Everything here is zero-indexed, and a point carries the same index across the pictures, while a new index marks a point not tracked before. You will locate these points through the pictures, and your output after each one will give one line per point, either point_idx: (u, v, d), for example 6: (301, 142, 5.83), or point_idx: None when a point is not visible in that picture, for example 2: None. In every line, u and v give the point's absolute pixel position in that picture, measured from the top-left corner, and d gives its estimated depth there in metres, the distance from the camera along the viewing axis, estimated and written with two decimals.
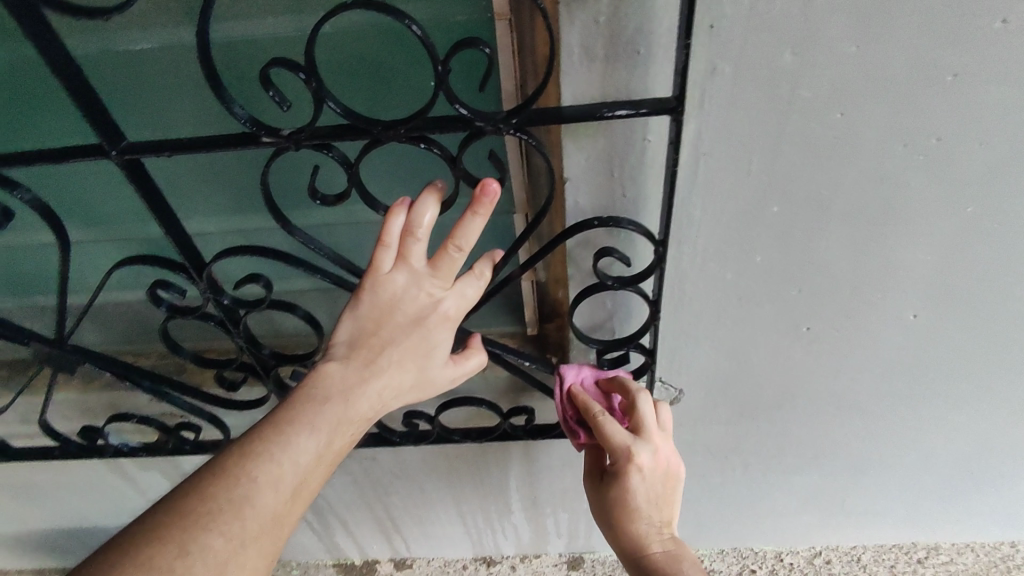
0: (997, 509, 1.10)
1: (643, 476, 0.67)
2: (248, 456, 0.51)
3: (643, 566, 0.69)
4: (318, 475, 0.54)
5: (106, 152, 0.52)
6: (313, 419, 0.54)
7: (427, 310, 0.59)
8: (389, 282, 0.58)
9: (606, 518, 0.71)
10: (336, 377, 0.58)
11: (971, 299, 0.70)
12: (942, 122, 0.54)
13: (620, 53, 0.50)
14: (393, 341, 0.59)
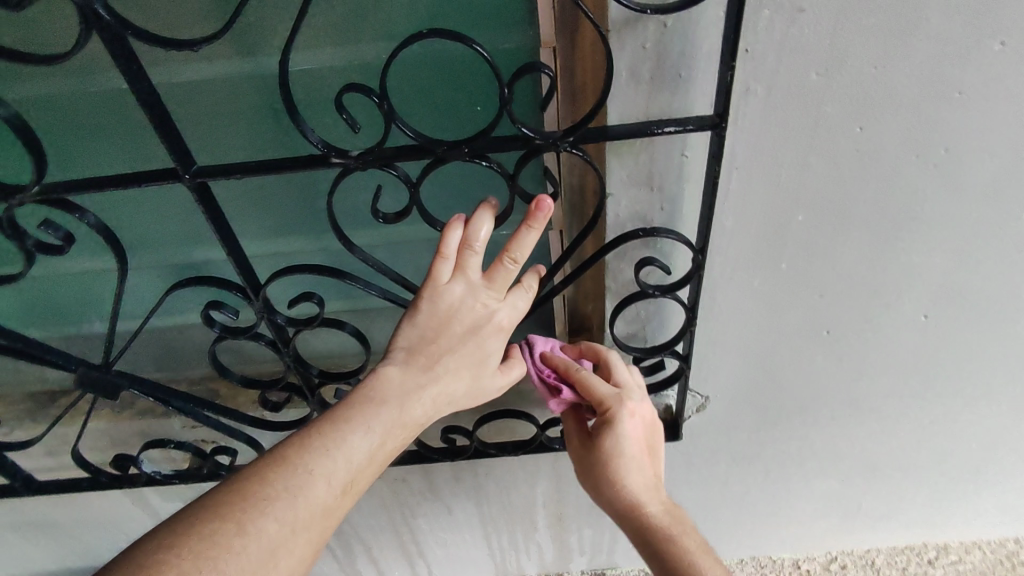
0: (1004, 508, 1.14)
1: (630, 428, 0.70)
2: (308, 448, 0.53)
3: (639, 521, 0.70)
4: (369, 474, 0.56)
5: (179, 176, 0.54)
6: (369, 420, 0.56)
7: (482, 320, 0.62)
8: (448, 293, 0.60)
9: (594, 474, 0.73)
10: (393, 381, 0.59)
11: (979, 299, 0.75)
12: (951, 134, 0.59)
13: (664, 75, 0.54)
14: (449, 350, 0.62)
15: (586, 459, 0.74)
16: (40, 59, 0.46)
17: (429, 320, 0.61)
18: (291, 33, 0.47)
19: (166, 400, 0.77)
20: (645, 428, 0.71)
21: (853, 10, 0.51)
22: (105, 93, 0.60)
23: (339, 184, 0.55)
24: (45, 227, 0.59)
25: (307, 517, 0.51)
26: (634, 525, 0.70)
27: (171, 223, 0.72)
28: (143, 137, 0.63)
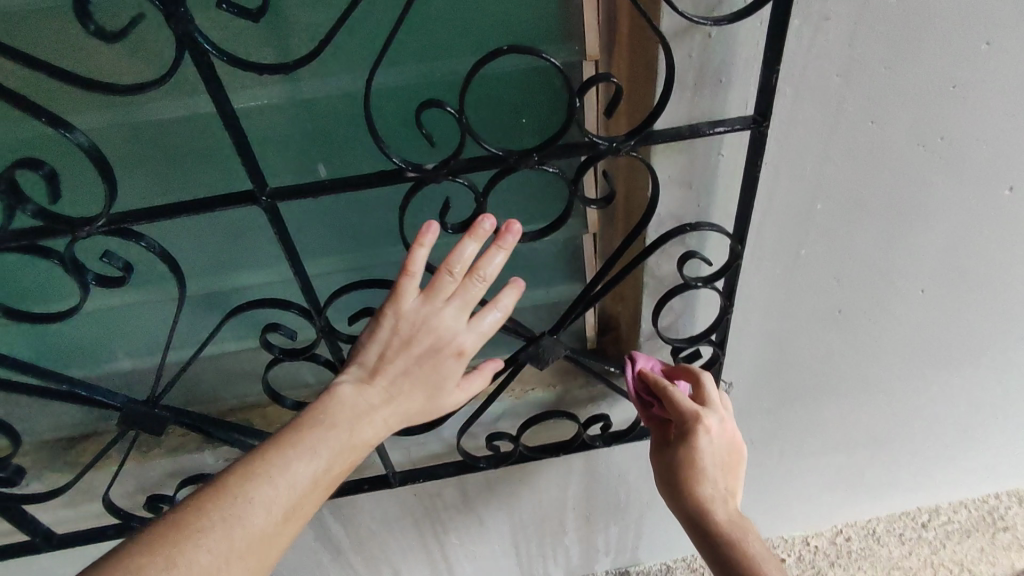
0: (986, 469, 1.24)
1: (711, 440, 0.72)
2: (248, 474, 0.50)
3: (706, 533, 0.70)
4: (316, 498, 0.53)
5: (257, 197, 0.56)
6: (315, 443, 0.53)
7: (443, 342, 0.59)
8: (409, 312, 0.58)
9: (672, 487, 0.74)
10: (347, 402, 0.57)
11: (969, 273, 0.83)
12: (950, 124, 0.67)
13: (707, 81, 0.59)
14: (406, 372, 0.59)
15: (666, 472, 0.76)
16: (127, 88, 0.47)
17: (391, 337, 0.59)
18: (379, 54, 0.49)
19: (208, 431, 0.77)
20: (726, 445, 0.74)
21: (871, 17, 0.57)
22: (152, 123, 0.60)
23: (412, 198, 0.57)
24: (105, 259, 0.58)
25: (244, 546, 0.48)
26: (706, 541, 0.70)
27: (211, 253, 0.71)
28: (190, 164, 0.64)
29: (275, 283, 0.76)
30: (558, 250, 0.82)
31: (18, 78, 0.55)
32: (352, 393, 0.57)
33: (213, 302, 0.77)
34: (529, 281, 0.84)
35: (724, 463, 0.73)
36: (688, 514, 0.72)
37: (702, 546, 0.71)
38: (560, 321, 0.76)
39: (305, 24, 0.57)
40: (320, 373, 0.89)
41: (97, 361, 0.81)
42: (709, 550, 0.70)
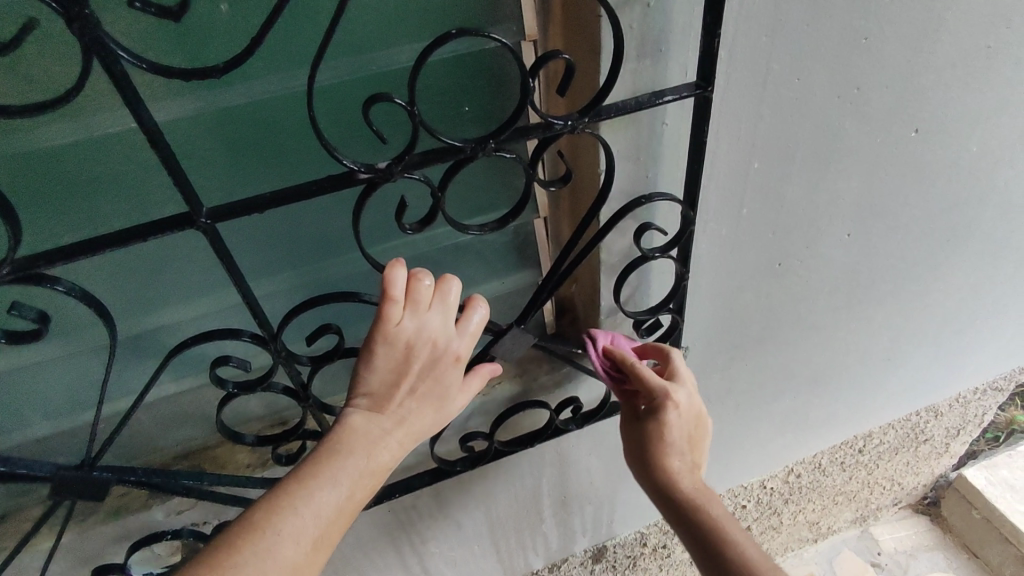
0: (907, 389, 1.36)
1: (677, 414, 0.74)
2: (273, 511, 0.51)
3: (672, 504, 0.73)
4: (340, 525, 0.54)
5: (195, 221, 0.50)
6: (335, 473, 0.55)
7: (438, 352, 0.62)
8: (400, 332, 0.60)
9: (643, 461, 0.76)
10: (359, 430, 0.58)
11: (884, 212, 0.90)
12: (863, 74, 0.71)
13: (649, 52, 0.59)
14: (408, 391, 0.62)
15: (636, 446, 0.78)
16: (24, 108, 0.40)
17: (388, 365, 0.60)
18: (319, 50, 0.44)
19: (158, 485, 0.69)
20: (691, 417, 0.76)
21: None
22: (45, 151, 0.52)
23: (366, 201, 0.54)
24: (13, 311, 0.50)
25: None
26: (674, 511, 0.73)
27: (136, 290, 0.64)
28: (101, 195, 0.56)
29: (214, 313, 0.69)
30: (510, 240, 0.80)
31: None
32: (363, 420, 0.59)
33: (144, 344, 0.69)
34: (483, 275, 0.82)
35: (689, 435, 0.76)
36: (657, 485, 0.75)
37: (673, 518, 0.73)
38: (525, 312, 0.73)
39: (219, 26, 0.50)
40: (271, 403, 0.83)
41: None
42: (679, 521, 0.72)
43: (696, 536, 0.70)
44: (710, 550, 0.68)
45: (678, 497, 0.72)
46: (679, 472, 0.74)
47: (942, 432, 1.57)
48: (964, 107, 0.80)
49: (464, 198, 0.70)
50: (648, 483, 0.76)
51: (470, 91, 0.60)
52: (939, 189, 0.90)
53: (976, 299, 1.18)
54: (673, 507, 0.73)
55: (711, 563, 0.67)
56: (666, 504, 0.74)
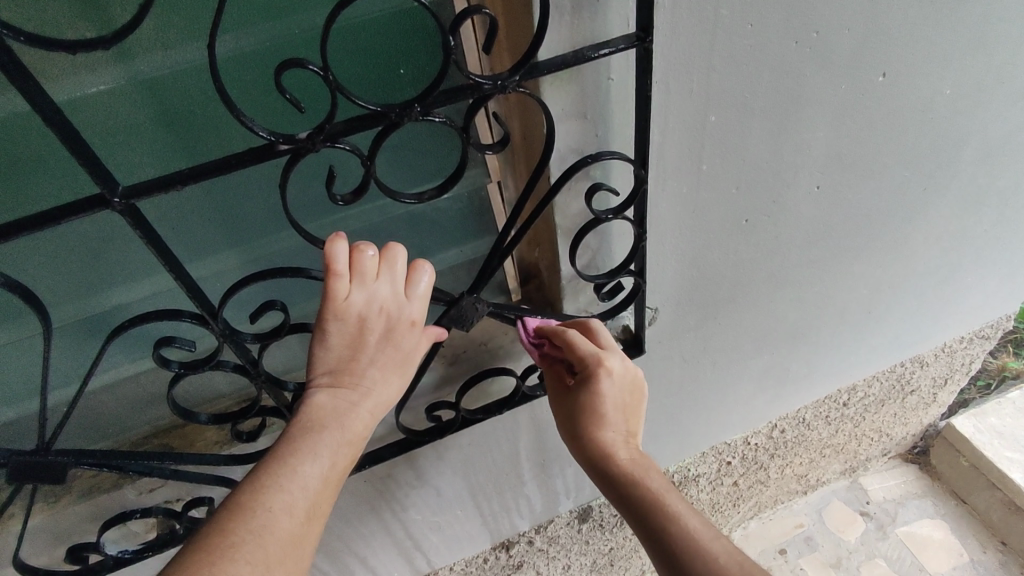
0: (890, 340, 1.35)
1: (610, 381, 0.75)
2: (260, 488, 0.50)
3: (607, 472, 0.73)
4: (329, 496, 0.54)
5: (109, 202, 0.49)
6: (315, 445, 0.54)
7: (392, 322, 0.59)
8: (351, 306, 0.56)
9: (586, 439, 0.76)
10: (326, 406, 0.56)
11: (855, 162, 0.87)
12: (820, 17, 0.67)
13: (584, 2, 0.55)
14: (371, 362, 0.59)
15: (575, 424, 0.78)
16: None
17: (341, 340, 0.58)
18: (215, 16, 0.42)
19: (121, 467, 0.69)
20: (623, 385, 0.76)
21: None
22: None
23: (290, 173, 0.52)
24: None
25: (278, 554, 0.48)
26: (615, 489, 0.72)
27: (75, 272, 0.63)
28: (19, 175, 0.55)
29: (161, 292, 0.68)
30: (465, 207, 0.78)
31: None
32: (328, 397, 0.57)
33: (92, 326, 0.69)
34: (441, 244, 0.80)
35: (624, 405, 0.77)
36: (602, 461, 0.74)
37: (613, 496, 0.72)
38: (478, 280, 0.72)
39: None
40: (236, 382, 0.82)
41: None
42: (621, 497, 0.71)
43: (641, 511, 0.68)
44: (656, 519, 0.66)
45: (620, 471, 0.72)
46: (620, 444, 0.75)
47: (929, 382, 1.56)
48: (933, 47, 0.77)
49: (405, 165, 0.68)
50: (589, 459, 0.76)
51: (396, 52, 0.57)
52: (910, 135, 0.87)
53: (957, 247, 1.15)
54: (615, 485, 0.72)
55: (647, 529, 0.66)
56: (609, 481, 0.73)
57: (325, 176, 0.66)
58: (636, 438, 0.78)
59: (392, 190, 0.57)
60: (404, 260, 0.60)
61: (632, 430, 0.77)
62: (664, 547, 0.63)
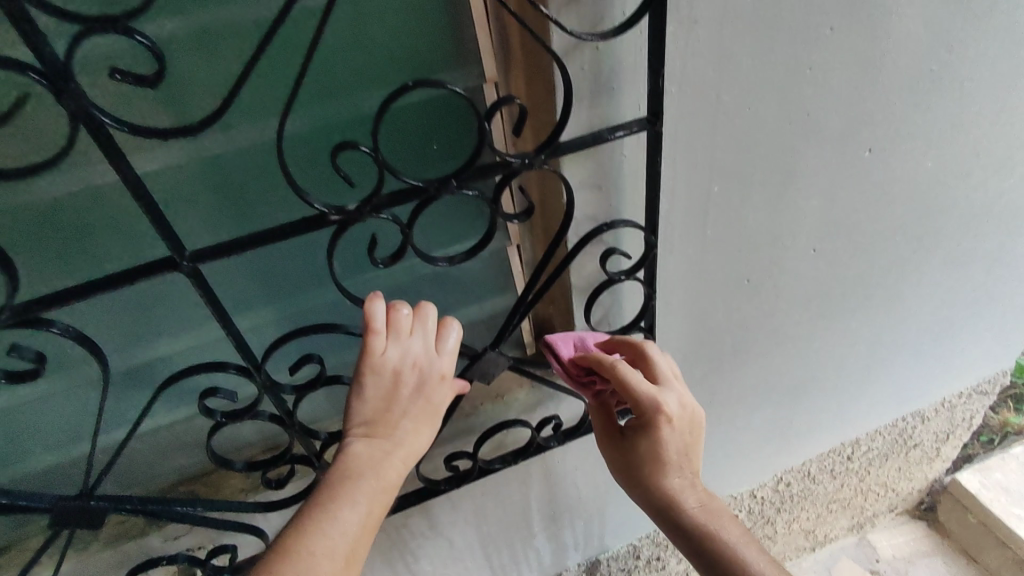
0: (890, 394, 1.38)
1: (675, 428, 0.76)
2: (304, 533, 0.55)
3: (678, 518, 0.80)
4: (365, 541, 0.58)
5: (178, 264, 0.54)
6: (353, 493, 0.59)
7: (424, 375, 0.63)
8: (386, 361, 0.61)
9: (656, 479, 0.79)
10: (362, 456, 0.61)
11: (848, 227, 0.93)
12: (811, 100, 0.74)
13: (601, 90, 0.62)
14: (404, 413, 0.63)
15: (638, 461, 0.79)
16: (17, 171, 0.44)
17: (378, 393, 0.62)
18: (287, 103, 0.50)
19: (153, 513, 0.72)
20: (685, 424, 0.77)
21: (732, 15, 0.62)
22: (35, 201, 0.56)
23: (338, 240, 0.57)
24: (13, 352, 0.55)
25: None
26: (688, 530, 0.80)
27: (131, 324, 0.69)
28: (94, 240, 0.61)
29: (203, 344, 0.73)
30: (486, 267, 0.83)
31: None
32: (365, 447, 0.62)
33: (137, 376, 0.73)
34: (463, 300, 0.85)
35: (685, 443, 0.79)
36: (676, 505, 0.79)
37: (684, 536, 0.80)
38: (500, 335, 0.77)
39: (197, 81, 0.52)
40: (263, 430, 0.86)
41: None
42: (695, 536, 0.79)
43: (703, 542, 0.79)
44: (711, 543, 0.78)
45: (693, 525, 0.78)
46: (686, 488, 0.80)
47: (931, 436, 1.59)
48: (914, 125, 0.84)
49: (436, 230, 0.74)
50: (659, 496, 0.80)
51: (436, 133, 0.64)
52: (898, 203, 0.94)
53: (949, 305, 1.21)
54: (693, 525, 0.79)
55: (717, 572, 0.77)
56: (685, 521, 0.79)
57: (365, 242, 0.72)
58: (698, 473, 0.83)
59: (427, 253, 0.63)
60: (435, 317, 0.65)
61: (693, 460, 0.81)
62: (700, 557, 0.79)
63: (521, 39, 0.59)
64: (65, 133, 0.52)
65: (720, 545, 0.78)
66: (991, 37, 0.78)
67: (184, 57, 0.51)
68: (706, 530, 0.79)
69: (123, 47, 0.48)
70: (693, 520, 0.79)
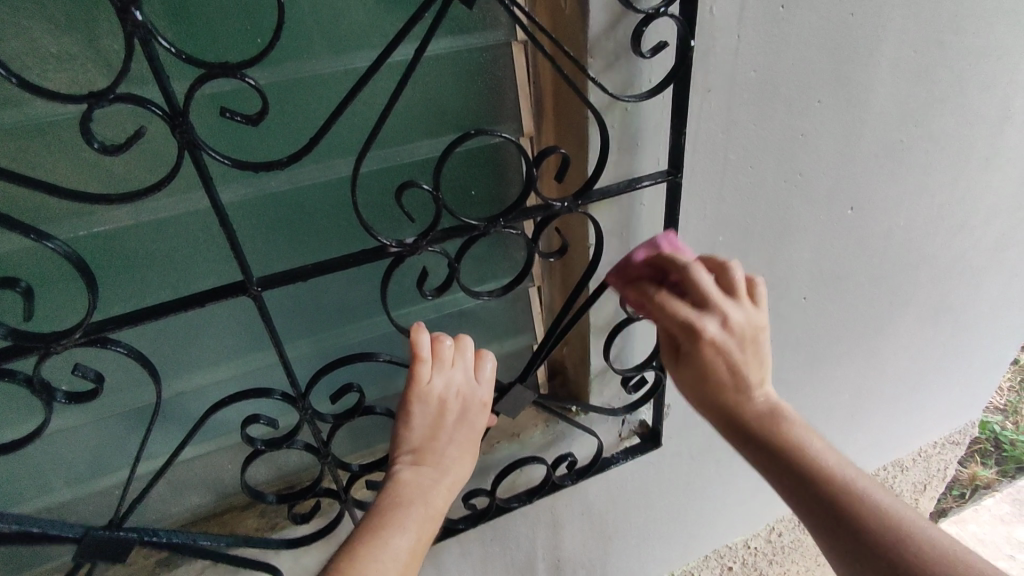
0: (872, 442, 1.45)
1: (732, 338, 0.68)
2: (360, 557, 0.57)
3: (760, 441, 0.67)
4: (415, 566, 0.60)
5: (247, 288, 0.57)
6: (403, 519, 0.61)
7: (466, 403, 0.68)
8: (432, 390, 0.66)
9: (753, 436, 0.67)
10: (411, 483, 0.64)
11: (833, 278, 1.01)
12: (803, 163, 0.83)
13: (628, 147, 0.70)
14: (449, 441, 0.67)
15: (734, 415, 0.69)
16: (121, 197, 0.48)
17: (423, 420, 0.66)
18: (366, 145, 0.53)
19: (178, 547, 0.71)
20: (750, 346, 0.69)
21: (739, 86, 0.71)
22: (106, 232, 0.61)
23: (394, 271, 0.61)
24: (77, 372, 0.55)
25: None
26: (809, 499, 0.63)
27: (169, 354, 0.70)
28: (158, 267, 0.65)
29: (241, 374, 0.76)
30: (508, 308, 0.88)
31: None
32: (413, 474, 0.65)
33: (170, 405, 0.74)
34: (484, 341, 0.89)
35: (750, 354, 0.69)
36: (778, 467, 0.65)
37: (812, 510, 0.62)
38: (525, 370, 0.81)
39: (275, 122, 0.61)
40: (283, 467, 0.86)
41: (14, 500, 0.73)
42: (817, 504, 0.62)
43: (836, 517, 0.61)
44: (850, 523, 0.60)
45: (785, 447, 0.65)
46: (791, 439, 0.65)
47: (910, 487, 1.64)
48: (889, 189, 0.94)
49: (469, 268, 0.81)
50: (754, 452, 0.67)
51: (476, 182, 0.74)
52: (877, 258, 1.03)
53: (923, 356, 1.30)
54: (812, 488, 0.63)
55: (818, 509, 0.62)
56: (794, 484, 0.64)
57: (416, 276, 0.79)
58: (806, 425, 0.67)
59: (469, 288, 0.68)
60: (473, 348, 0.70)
61: (785, 413, 0.68)
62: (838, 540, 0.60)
63: (561, 98, 0.67)
64: (147, 183, 0.60)
65: (862, 521, 0.59)
66: (950, 114, 0.90)
67: (274, 107, 0.61)
68: (848, 505, 0.60)
69: (232, 91, 0.58)
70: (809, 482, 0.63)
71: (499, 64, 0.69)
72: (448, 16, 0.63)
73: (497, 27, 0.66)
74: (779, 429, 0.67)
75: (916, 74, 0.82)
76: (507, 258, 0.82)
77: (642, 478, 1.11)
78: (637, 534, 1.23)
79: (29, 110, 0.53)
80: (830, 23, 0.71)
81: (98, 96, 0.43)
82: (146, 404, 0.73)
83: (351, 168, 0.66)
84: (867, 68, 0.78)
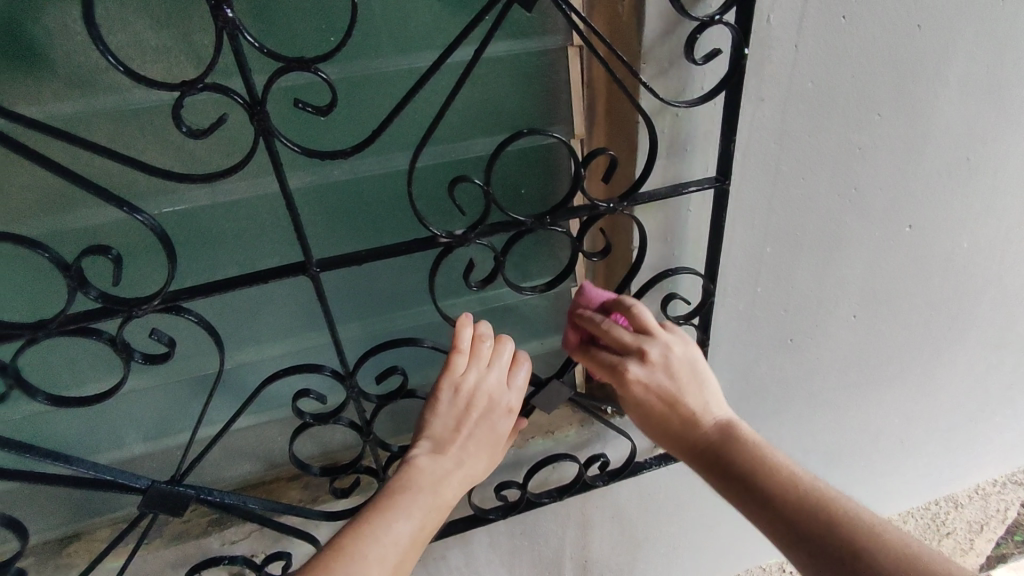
0: (922, 473, 1.38)
1: (657, 373, 0.72)
2: (362, 535, 0.59)
3: (715, 463, 0.70)
4: (414, 553, 0.62)
5: (306, 269, 0.61)
6: (412, 505, 0.63)
7: (493, 403, 0.70)
8: (465, 383, 0.69)
9: (711, 461, 0.70)
10: (426, 470, 0.66)
11: (886, 297, 0.99)
12: (858, 177, 0.82)
13: (677, 153, 0.71)
14: (470, 436, 0.70)
15: (690, 446, 0.72)
16: (202, 177, 0.52)
17: (452, 410, 0.69)
18: (423, 139, 0.56)
19: (229, 507, 0.76)
20: (681, 377, 0.73)
21: (795, 97, 0.72)
22: (186, 210, 0.67)
23: (442, 260, 0.64)
24: (154, 336, 0.60)
25: None
26: (771, 516, 0.64)
27: (233, 327, 0.76)
28: (229, 244, 0.70)
29: (296, 350, 0.81)
30: (551, 305, 0.90)
31: (97, 170, 0.62)
32: (429, 463, 0.67)
33: (229, 375, 0.80)
34: (526, 336, 0.92)
35: (683, 384, 0.73)
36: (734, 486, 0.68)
37: (769, 525, 0.64)
38: (563, 368, 0.83)
39: (340, 114, 0.66)
40: (327, 443, 0.91)
41: (90, 451, 0.80)
42: (774, 518, 0.63)
43: (789, 526, 0.62)
44: (804, 530, 0.61)
45: (740, 464, 0.68)
46: (748, 457, 0.68)
47: (965, 526, 1.56)
48: (952, 208, 0.91)
49: (514, 263, 0.83)
50: (716, 479, 0.70)
51: (526, 179, 0.77)
52: (936, 279, 1.00)
53: (984, 386, 1.24)
54: (772, 510, 0.64)
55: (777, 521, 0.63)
56: (752, 498, 0.66)
57: (463, 269, 0.82)
58: (760, 441, 0.70)
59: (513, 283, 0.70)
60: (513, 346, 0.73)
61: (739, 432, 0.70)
62: (804, 558, 0.61)
63: (614, 101, 0.69)
64: (223, 166, 0.65)
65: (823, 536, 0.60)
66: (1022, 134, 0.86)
67: (341, 100, 0.65)
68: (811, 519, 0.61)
69: (305, 84, 0.63)
70: (761, 497, 0.65)
71: (556, 67, 0.71)
72: (508, 20, 0.66)
73: (555, 32, 0.68)
74: (730, 450, 0.69)
75: (984, 91, 0.79)
76: (552, 255, 0.85)
77: (676, 488, 1.11)
78: (667, 544, 1.22)
79: (127, 95, 0.59)
80: (894, 35, 0.71)
81: (189, 86, 0.47)
82: (210, 371, 0.78)
83: (408, 161, 0.70)
84: (932, 83, 0.76)
